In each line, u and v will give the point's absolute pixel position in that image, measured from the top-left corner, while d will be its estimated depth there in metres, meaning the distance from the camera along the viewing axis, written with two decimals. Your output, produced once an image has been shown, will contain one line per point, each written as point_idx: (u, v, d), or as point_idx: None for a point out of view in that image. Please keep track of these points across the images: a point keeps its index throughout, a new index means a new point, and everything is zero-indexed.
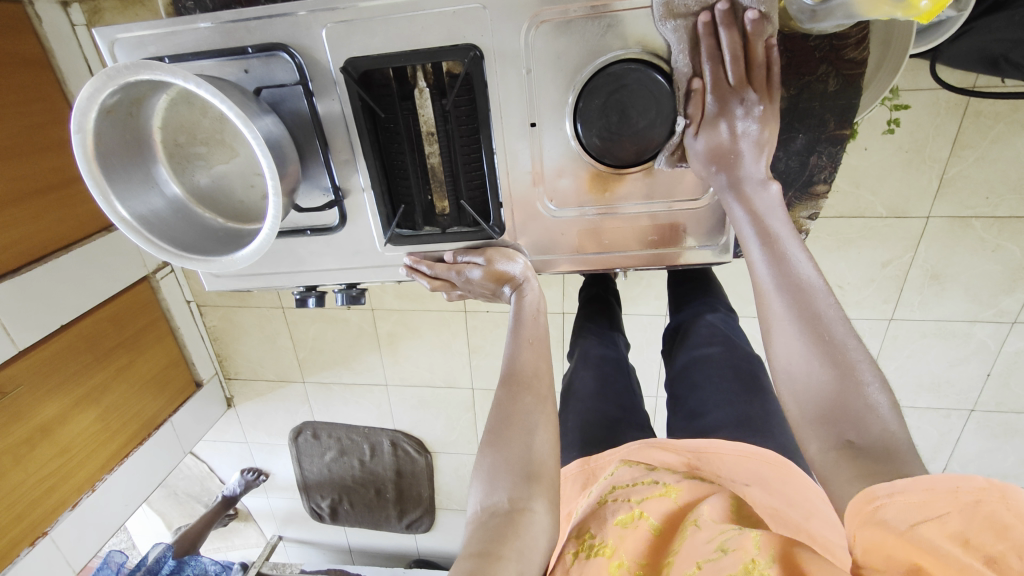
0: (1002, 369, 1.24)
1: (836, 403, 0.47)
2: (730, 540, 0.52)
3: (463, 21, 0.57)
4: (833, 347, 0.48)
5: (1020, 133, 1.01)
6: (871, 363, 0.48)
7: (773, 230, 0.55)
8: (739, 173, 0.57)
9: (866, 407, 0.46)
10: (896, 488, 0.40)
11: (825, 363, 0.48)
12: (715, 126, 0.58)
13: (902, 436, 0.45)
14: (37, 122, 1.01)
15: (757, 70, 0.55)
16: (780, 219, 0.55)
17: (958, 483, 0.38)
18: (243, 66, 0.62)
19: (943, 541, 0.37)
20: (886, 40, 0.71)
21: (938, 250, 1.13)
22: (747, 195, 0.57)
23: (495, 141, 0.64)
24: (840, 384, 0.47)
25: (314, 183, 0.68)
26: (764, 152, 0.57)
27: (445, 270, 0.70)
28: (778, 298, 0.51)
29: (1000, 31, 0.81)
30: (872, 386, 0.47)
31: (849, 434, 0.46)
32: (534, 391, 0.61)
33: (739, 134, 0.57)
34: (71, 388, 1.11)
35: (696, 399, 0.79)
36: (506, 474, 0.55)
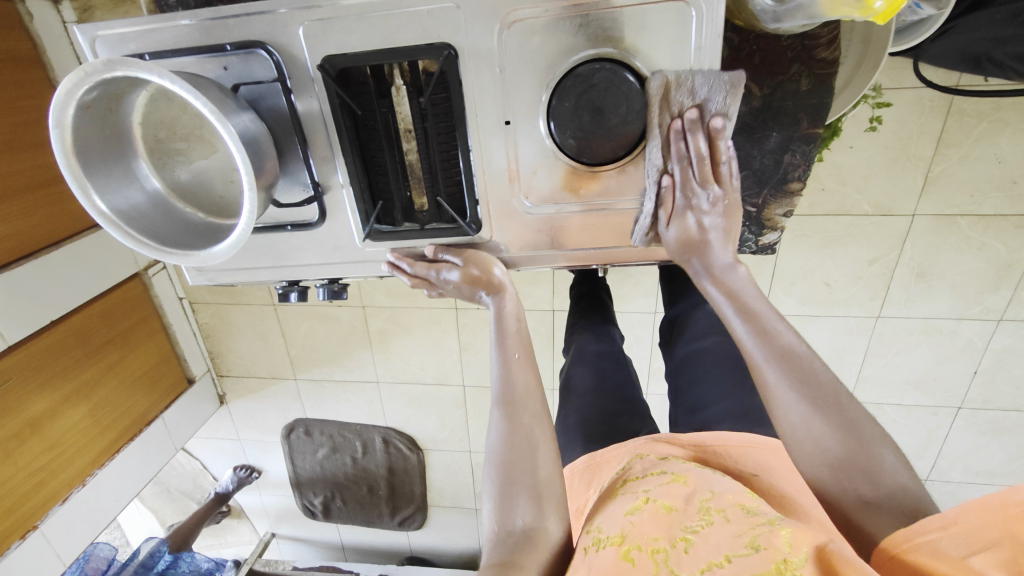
0: (988, 366, 1.25)
1: (848, 464, 0.55)
2: (760, 536, 0.51)
3: (437, 20, 0.58)
4: (831, 411, 0.56)
5: (1002, 132, 1.02)
6: (866, 414, 0.56)
7: (753, 309, 0.62)
8: (712, 262, 0.65)
9: (874, 461, 0.54)
10: (947, 519, 0.46)
11: (829, 426, 0.56)
12: (683, 217, 0.66)
13: (909, 477, 0.54)
14: (28, 120, 1.01)
15: (718, 171, 0.63)
16: (755, 297, 0.63)
17: (1004, 502, 0.42)
18: (221, 63, 0.63)
19: (987, 567, 0.41)
20: (865, 39, 0.74)
21: (923, 248, 1.14)
22: (722, 280, 0.65)
23: (471, 138, 0.64)
24: (852, 449, 0.55)
25: (294, 178, 0.69)
26: (730, 240, 0.65)
27: (427, 270, 0.71)
28: (773, 370, 0.58)
29: (981, 29, 0.82)
30: (874, 439, 0.55)
31: (864, 487, 0.55)
32: (534, 409, 0.63)
33: (706, 226, 0.65)
34: (61, 384, 1.11)
35: (695, 395, 0.81)
36: (518, 500, 0.58)
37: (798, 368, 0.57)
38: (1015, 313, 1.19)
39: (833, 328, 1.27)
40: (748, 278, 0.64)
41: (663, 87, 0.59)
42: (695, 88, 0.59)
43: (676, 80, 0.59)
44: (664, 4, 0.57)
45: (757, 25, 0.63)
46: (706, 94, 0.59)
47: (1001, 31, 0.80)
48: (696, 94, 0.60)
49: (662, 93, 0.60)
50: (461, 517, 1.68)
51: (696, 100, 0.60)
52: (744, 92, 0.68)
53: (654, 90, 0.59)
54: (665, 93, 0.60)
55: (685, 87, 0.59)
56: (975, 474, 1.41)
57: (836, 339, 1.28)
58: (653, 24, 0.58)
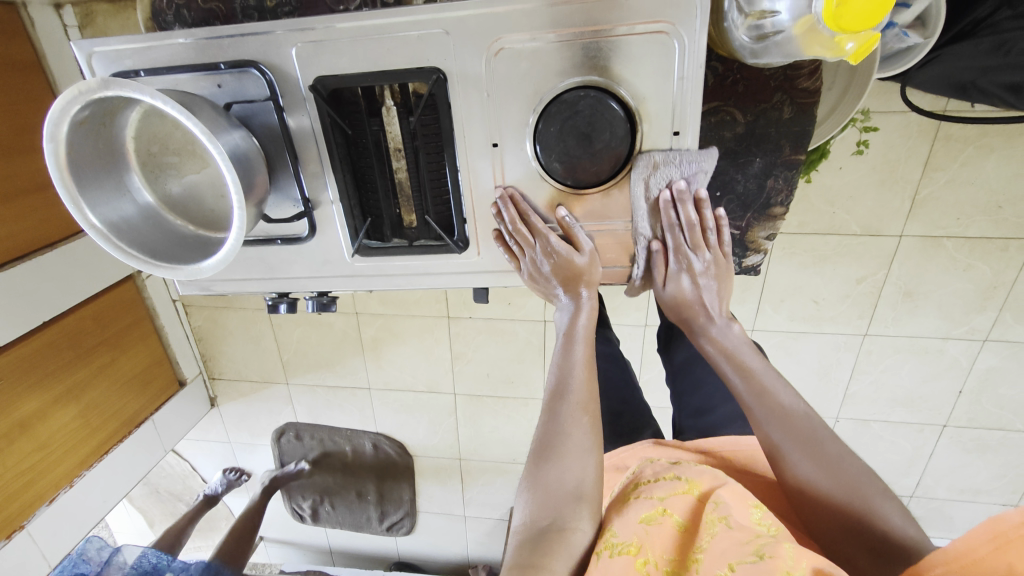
0: (973, 386, 1.27)
1: (841, 502, 0.62)
2: (765, 547, 0.53)
3: (427, 45, 0.60)
4: (829, 461, 0.64)
5: (988, 157, 1.04)
6: (852, 456, 0.65)
7: (746, 364, 0.73)
8: (710, 322, 0.76)
9: (865, 497, 0.62)
10: (947, 553, 0.48)
11: (829, 477, 0.63)
12: (679, 280, 0.74)
13: (899, 515, 0.61)
14: (26, 123, 1.02)
15: (708, 238, 0.70)
16: (748, 353, 0.73)
17: (994, 530, 0.45)
18: (216, 81, 0.64)
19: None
20: (851, 71, 0.76)
21: (910, 268, 1.16)
22: (719, 338, 0.76)
23: (459, 160, 0.66)
24: (842, 488, 0.63)
25: (285, 194, 0.70)
26: (724, 302, 0.76)
27: (543, 227, 0.67)
28: (775, 424, 0.67)
29: (972, 57, 0.81)
30: (863, 477, 0.63)
31: (865, 528, 0.61)
32: (590, 412, 0.66)
33: (701, 289, 0.74)
34: (51, 385, 1.12)
35: (701, 397, 0.91)
36: (555, 496, 0.61)
37: (795, 420, 0.67)
38: (1000, 334, 1.20)
39: (821, 345, 1.28)
40: (741, 336, 0.76)
41: (654, 165, 0.64)
42: (681, 163, 0.63)
43: (663, 159, 0.63)
44: (647, 36, 0.58)
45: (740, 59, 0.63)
46: (691, 172, 0.64)
47: (986, 61, 0.81)
48: (684, 169, 0.64)
49: (654, 170, 0.64)
50: (450, 523, 1.68)
51: (684, 174, 0.64)
52: (728, 119, 0.70)
53: (643, 171, 0.64)
54: (652, 172, 0.64)
55: (672, 165, 0.64)
56: (961, 492, 1.42)
57: (823, 356, 1.29)
58: (638, 55, 0.59)
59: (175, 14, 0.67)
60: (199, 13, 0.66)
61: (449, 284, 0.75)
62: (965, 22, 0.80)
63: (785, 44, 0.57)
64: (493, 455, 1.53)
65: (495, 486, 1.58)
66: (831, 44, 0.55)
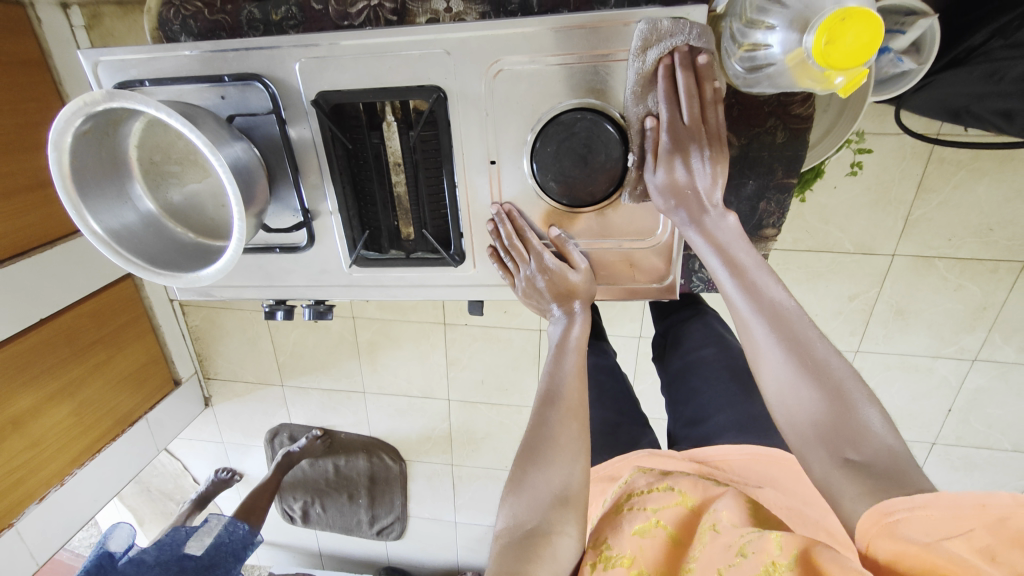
0: (962, 405, 1.28)
1: (829, 423, 0.48)
2: (751, 543, 0.54)
3: (428, 64, 0.62)
4: (814, 366, 0.50)
5: (980, 180, 1.06)
6: (855, 376, 0.50)
7: (739, 261, 0.57)
8: (696, 208, 0.61)
9: (856, 421, 0.47)
10: (916, 501, 0.42)
11: (814, 386, 0.50)
12: (672, 163, 0.61)
13: (899, 447, 0.46)
14: (31, 120, 1.03)
15: (707, 113, 0.60)
16: (742, 249, 0.58)
17: (981, 501, 0.40)
18: (219, 93, 0.66)
19: (970, 555, 0.39)
20: (840, 109, 0.79)
21: (902, 287, 1.17)
22: (709, 229, 0.60)
23: (457, 175, 0.67)
24: (828, 394, 0.49)
25: (285, 204, 0.71)
26: (719, 185, 0.61)
27: (538, 243, 0.68)
28: (760, 325, 0.53)
29: (965, 83, 0.82)
30: (859, 398, 0.48)
31: (847, 451, 0.47)
32: (580, 419, 0.63)
33: (694, 171, 0.61)
34: (47, 382, 1.12)
35: (695, 406, 0.86)
36: (540, 499, 0.58)
37: (785, 321, 0.53)
38: (988, 354, 1.22)
39: None
40: (737, 229, 0.60)
41: (653, 35, 0.57)
42: (685, 32, 0.57)
43: (671, 27, 0.57)
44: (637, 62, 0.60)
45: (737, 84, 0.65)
46: (697, 41, 0.58)
47: (980, 88, 0.81)
48: (690, 39, 0.58)
49: (654, 41, 0.58)
50: (441, 529, 1.68)
51: (689, 44, 0.58)
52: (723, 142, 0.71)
53: (641, 37, 0.58)
54: (650, 40, 0.58)
55: (679, 35, 0.58)
56: None
57: None
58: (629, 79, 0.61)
59: (182, 24, 0.69)
60: (207, 23, 0.68)
61: (445, 296, 0.76)
62: (960, 48, 0.79)
63: (774, 77, 0.59)
64: (485, 461, 1.53)
65: (486, 493, 1.59)
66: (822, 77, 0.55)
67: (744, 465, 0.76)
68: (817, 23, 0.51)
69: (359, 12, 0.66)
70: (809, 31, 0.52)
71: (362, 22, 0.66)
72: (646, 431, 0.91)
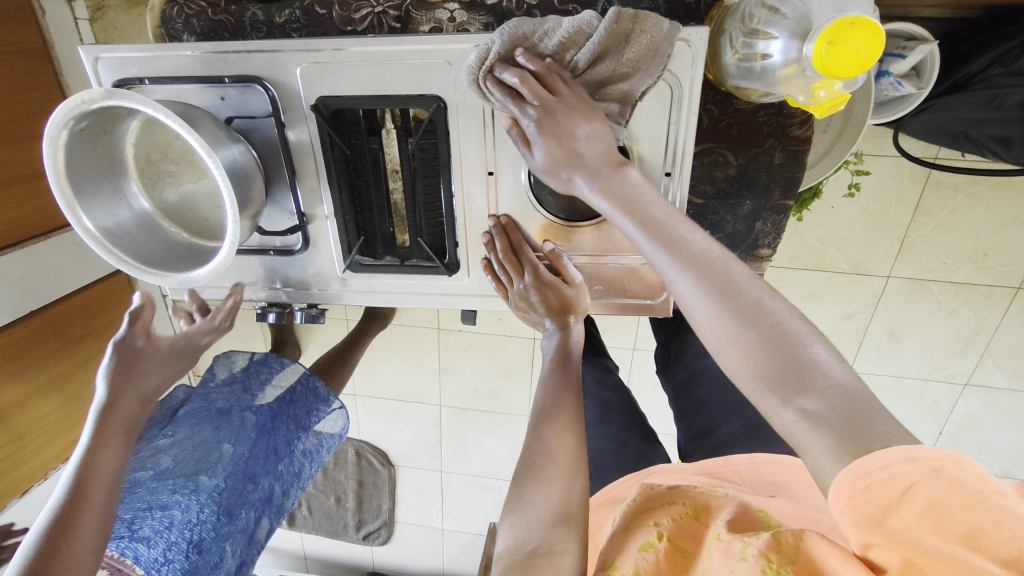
0: (953, 429, 1.28)
1: (774, 368, 0.41)
2: (752, 547, 0.51)
3: (430, 74, 0.62)
4: (746, 313, 0.43)
5: (977, 206, 1.06)
6: (792, 311, 0.43)
7: (652, 216, 0.49)
8: (588, 169, 0.54)
9: (801, 360, 0.41)
10: (855, 470, 0.36)
11: (752, 333, 0.42)
12: (540, 143, 0.57)
13: (851, 381, 0.40)
14: (30, 111, 1.03)
15: (553, 88, 0.56)
16: (654, 202, 0.50)
17: (912, 454, 0.34)
18: (219, 94, 0.66)
19: (924, 532, 0.33)
20: (842, 129, 0.80)
21: (896, 309, 1.17)
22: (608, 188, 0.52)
23: (455, 184, 0.68)
24: (765, 340, 0.42)
25: (281, 207, 0.71)
26: (603, 142, 0.55)
27: (531, 256, 0.69)
28: (684, 280, 0.46)
29: (961, 108, 0.81)
30: (802, 335, 0.42)
31: (798, 398, 0.40)
32: (576, 434, 0.63)
33: (571, 136, 0.55)
34: (36, 374, 1.10)
35: (705, 418, 0.85)
36: (540, 519, 0.56)
37: (710, 267, 0.46)
38: (980, 379, 1.22)
39: None
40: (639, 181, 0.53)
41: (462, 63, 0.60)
42: (496, 46, 0.57)
43: (480, 52, 0.57)
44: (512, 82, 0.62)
45: (725, 82, 0.64)
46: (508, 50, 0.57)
47: (979, 113, 0.80)
48: (499, 49, 0.57)
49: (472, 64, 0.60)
50: (426, 536, 1.66)
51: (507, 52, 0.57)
52: (722, 160, 0.72)
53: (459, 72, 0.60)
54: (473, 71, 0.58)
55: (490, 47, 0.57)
56: None
57: None
58: None
59: (184, 23, 0.69)
60: (209, 23, 0.68)
61: (440, 304, 0.76)
62: (960, 74, 0.80)
63: (760, 77, 0.58)
64: (474, 468, 1.52)
65: (475, 502, 1.57)
66: (807, 89, 0.54)
67: (754, 475, 0.72)
68: (819, 31, 0.50)
69: (363, 18, 0.66)
70: (808, 42, 0.51)
71: (365, 28, 0.66)
72: (650, 446, 0.91)
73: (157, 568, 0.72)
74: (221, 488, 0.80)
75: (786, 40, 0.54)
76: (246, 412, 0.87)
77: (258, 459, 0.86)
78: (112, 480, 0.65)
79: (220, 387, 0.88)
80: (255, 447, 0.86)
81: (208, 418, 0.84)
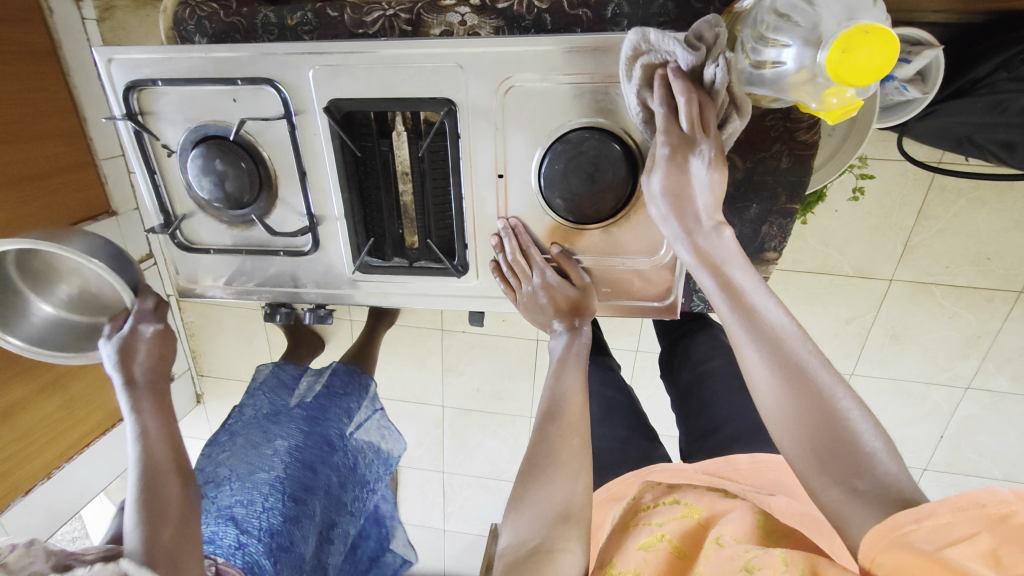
0: (954, 432, 1.29)
1: (834, 451, 0.43)
2: (756, 559, 0.53)
3: (441, 77, 0.63)
4: (816, 395, 0.45)
5: (980, 211, 1.07)
6: (860, 404, 0.45)
7: (737, 281, 0.50)
8: (688, 221, 0.54)
9: (860, 451, 0.43)
10: (920, 512, 0.39)
11: (817, 414, 0.45)
12: (665, 169, 0.56)
13: (904, 476, 0.42)
14: (40, 111, 1.04)
15: (706, 115, 0.55)
16: (739, 266, 0.51)
17: (983, 500, 0.38)
18: (231, 95, 0.66)
19: (973, 562, 0.37)
20: (845, 134, 0.80)
21: (899, 312, 1.18)
22: (700, 245, 0.53)
23: (464, 187, 0.68)
24: (830, 424, 0.44)
25: (290, 207, 0.72)
26: (717, 200, 0.54)
27: (540, 259, 0.69)
28: (756, 351, 0.48)
29: (964, 113, 0.82)
30: (866, 429, 0.44)
31: (851, 480, 0.43)
32: (581, 434, 0.63)
33: (688, 175, 0.55)
34: (40, 373, 1.10)
35: (707, 418, 0.86)
36: (543, 516, 0.57)
37: (786, 345, 0.47)
38: (982, 383, 1.22)
39: None
40: (732, 243, 0.53)
41: (644, 44, 0.56)
42: (670, 48, 0.56)
43: (658, 40, 0.56)
44: (529, 89, 0.63)
45: None
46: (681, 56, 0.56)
47: (982, 118, 0.80)
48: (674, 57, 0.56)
49: (644, 49, 0.57)
50: (428, 536, 1.66)
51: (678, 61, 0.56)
52: (728, 164, 0.72)
53: (632, 46, 0.56)
54: (640, 50, 0.57)
55: (662, 50, 0.56)
56: None
57: None
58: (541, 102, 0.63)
59: (197, 25, 0.69)
60: (222, 25, 0.69)
61: (447, 305, 0.77)
62: (965, 79, 0.80)
63: (770, 84, 0.59)
64: (476, 469, 1.53)
65: (476, 502, 1.57)
66: (818, 96, 0.55)
67: (757, 473, 0.73)
68: (832, 39, 0.50)
69: (375, 21, 0.66)
70: (823, 48, 0.52)
71: (377, 31, 0.67)
72: (653, 445, 0.91)
73: (236, 553, 0.82)
74: (281, 477, 0.90)
75: (799, 47, 0.54)
76: (294, 411, 0.99)
77: (312, 448, 0.96)
78: (170, 437, 0.65)
79: (267, 393, 1.02)
80: (308, 439, 0.96)
81: (259, 423, 0.97)
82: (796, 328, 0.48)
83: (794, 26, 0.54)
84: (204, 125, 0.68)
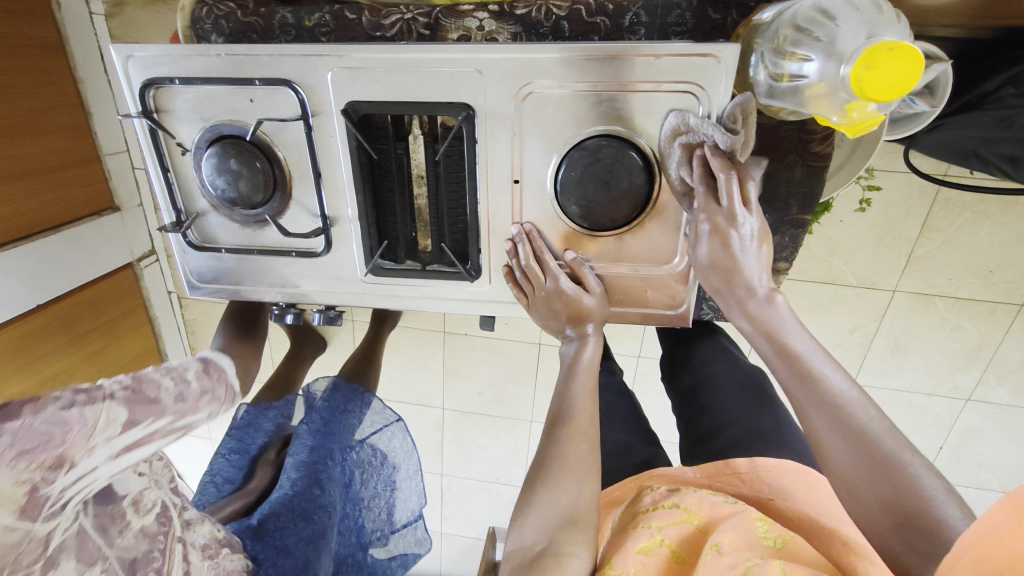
0: (953, 443, 1.29)
1: (900, 511, 0.45)
2: (756, 567, 0.55)
3: (459, 81, 0.63)
4: (879, 457, 0.47)
5: (984, 224, 1.08)
6: (928, 466, 0.47)
7: (795, 348, 0.56)
8: (739, 291, 0.60)
9: (929, 513, 0.44)
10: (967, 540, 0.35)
11: (882, 475, 0.47)
12: (712, 243, 0.61)
13: None
14: (47, 106, 1.04)
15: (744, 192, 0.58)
16: (796, 334, 0.56)
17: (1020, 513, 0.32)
18: (249, 95, 0.66)
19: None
20: (854, 146, 0.81)
21: (901, 323, 1.18)
22: (754, 313, 0.59)
23: (480, 191, 0.68)
24: (895, 485, 0.46)
25: (303, 207, 0.71)
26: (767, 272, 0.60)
27: (554, 265, 0.69)
28: (817, 414, 0.51)
29: (972, 128, 0.82)
30: (936, 492, 0.45)
31: (921, 542, 0.43)
32: (589, 439, 0.63)
33: (737, 244, 0.59)
34: (40, 368, 1.09)
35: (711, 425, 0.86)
36: (547, 519, 0.57)
37: (847, 410, 0.50)
38: (982, 395, 1.23)
39: None
40: (787, 310, 0.58)
41: (684, 125, 0.61)
42: (706, 132, 0.60)
43: (694, 125, 0.60)
44: (546, 95, 0.63)
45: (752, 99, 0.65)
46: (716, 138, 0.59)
47: (990, 133, 0.81)
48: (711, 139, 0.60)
49: (685, 131, 0.61)
50: None
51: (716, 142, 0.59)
52: None
53: (673, 126, 0.61)
54: (680, 131, 0.61)
55: (699, 133, 0.60)
56: None
57: None
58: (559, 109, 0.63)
59: (213, 24, 0.69)
60: (239, 25, 0.69)
61: (456, 309, 0.76)
62: (973, 94, 0.81)
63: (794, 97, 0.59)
64: (476, 472, 1.52)
65: (475, 505, 1.57)
66: (841, 110, 0.55)
67: (755, 478, 0.74)
68: (855, 55, 0.50)
69: (392, 24, 0.67)
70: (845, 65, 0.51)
71: (394, 34, 0.67)
72: (656, 451, 0.91)
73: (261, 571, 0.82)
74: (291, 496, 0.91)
75: (820, 61, 0.54)
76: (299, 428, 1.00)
77: (320, 463, 0.96)
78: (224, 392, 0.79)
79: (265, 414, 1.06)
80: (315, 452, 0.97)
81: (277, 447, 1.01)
82: (858, 393, 0.52)
83: (814, 40, 0.55)
84: (220, 124, 0.68)
